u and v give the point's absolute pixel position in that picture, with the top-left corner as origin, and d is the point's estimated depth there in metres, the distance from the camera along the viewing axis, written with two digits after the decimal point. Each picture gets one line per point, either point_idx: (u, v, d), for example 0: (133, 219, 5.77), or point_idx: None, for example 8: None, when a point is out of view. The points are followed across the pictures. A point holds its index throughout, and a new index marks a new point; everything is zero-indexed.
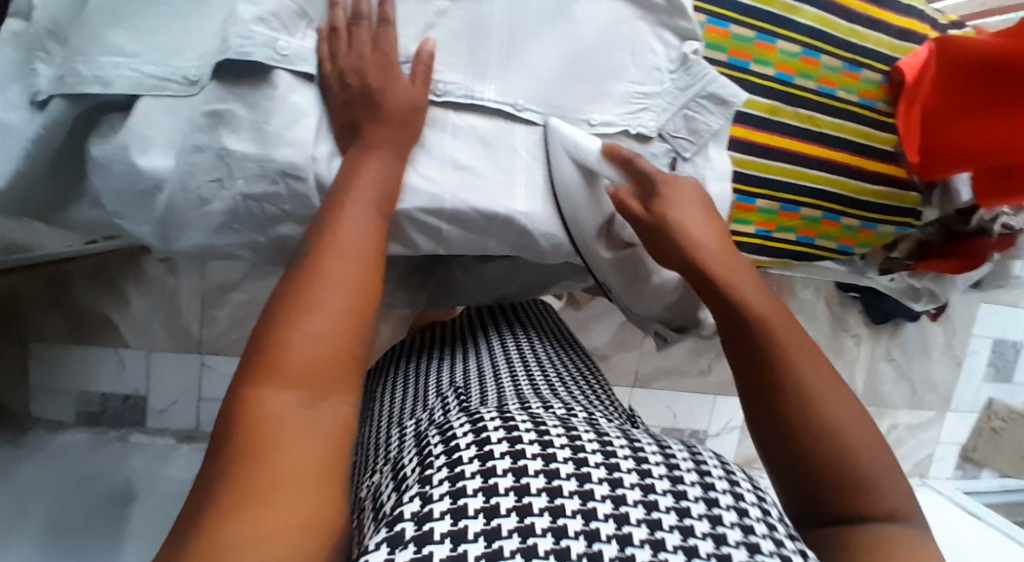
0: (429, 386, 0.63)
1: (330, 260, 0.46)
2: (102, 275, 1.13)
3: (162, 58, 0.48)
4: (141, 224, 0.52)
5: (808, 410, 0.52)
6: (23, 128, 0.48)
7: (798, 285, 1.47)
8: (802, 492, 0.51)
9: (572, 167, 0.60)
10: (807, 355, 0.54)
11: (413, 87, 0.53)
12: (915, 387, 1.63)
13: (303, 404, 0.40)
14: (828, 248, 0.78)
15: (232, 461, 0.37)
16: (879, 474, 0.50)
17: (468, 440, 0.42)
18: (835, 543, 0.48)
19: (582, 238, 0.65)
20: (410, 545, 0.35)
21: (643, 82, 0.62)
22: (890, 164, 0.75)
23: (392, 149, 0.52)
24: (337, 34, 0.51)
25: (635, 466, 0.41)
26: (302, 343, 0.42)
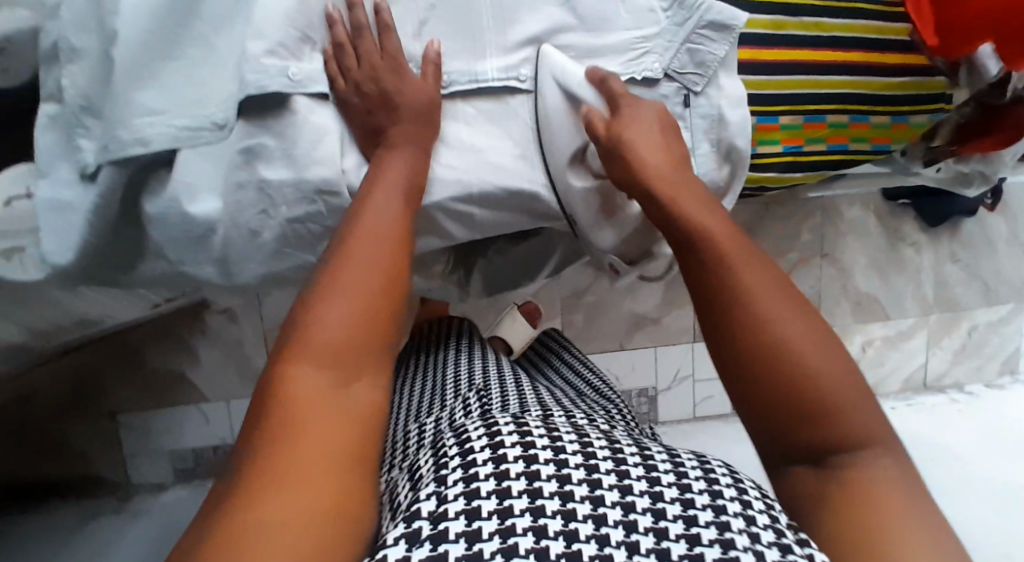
0: (443, 386, 0.66)
1: (359, 246, 0.47)
2: (170, 336, 1.19)
3: (189, 110, 0.51)
4: (204, 267, 0.56)
5: (770, 352, 0.47)
6: (80, 202, 0.53)
7: (843, 203, 1.43)
8: (769, 430, 0.47)
9: (558, 95, 0.60)
10: (766, 284, 0.49)
11: (425, 84, 0.56)
12: (989, 284, 1.57)
13: (337, 384, 0.41)
14: (864, 151, 0.76)
15: (262, 431, 0.38)
16: (850, 402, 0.45)
17: (484, 455, 0.43)
18: (810, 491, 0.45)
19: (556, 169, 0.62)
20: (426, 544, 0.37)
21: (640, 27, 0.63)
22: (910, 54, 0.74)
23: (416, 145, 0.55)
24: (343, 47, 0.54)
25: (647, 488, 0.43)
26: (330, 325, 0.43)
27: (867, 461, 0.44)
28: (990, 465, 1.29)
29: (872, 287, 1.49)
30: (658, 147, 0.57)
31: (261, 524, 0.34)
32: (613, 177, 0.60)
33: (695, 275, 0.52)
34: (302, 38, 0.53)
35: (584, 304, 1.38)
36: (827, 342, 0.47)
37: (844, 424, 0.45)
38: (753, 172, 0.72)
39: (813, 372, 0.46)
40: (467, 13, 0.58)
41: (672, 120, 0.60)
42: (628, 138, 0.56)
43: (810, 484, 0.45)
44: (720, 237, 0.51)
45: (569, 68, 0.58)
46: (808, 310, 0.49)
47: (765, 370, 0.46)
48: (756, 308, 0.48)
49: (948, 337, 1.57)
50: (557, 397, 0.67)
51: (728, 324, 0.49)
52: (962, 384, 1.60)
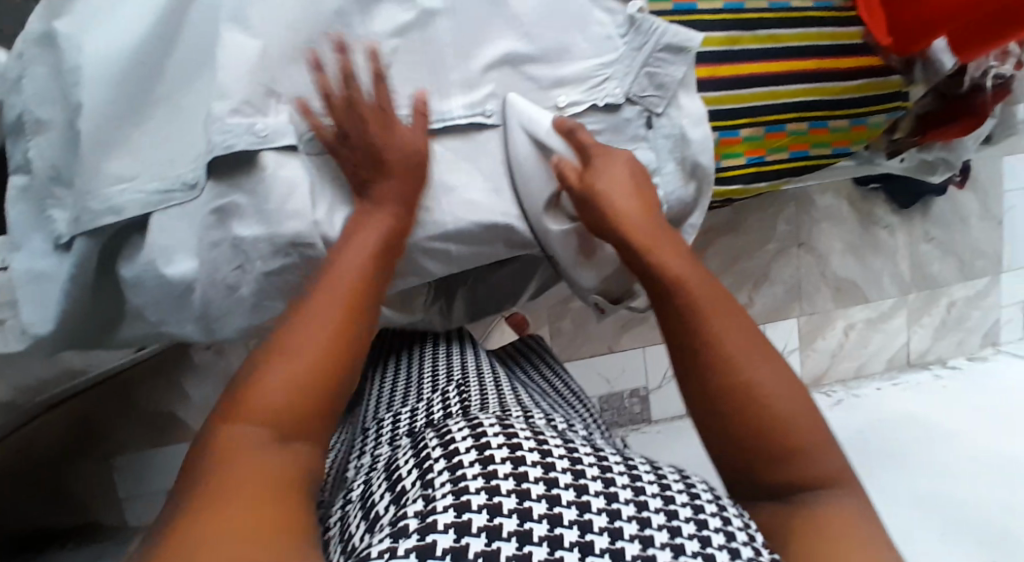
0: (409, 394, 0.68)
1: (314, 306, 0.49)
2: (160, 375, 1.19)
3: (161, 172, 0.52)
4: (186, 324, 0.57)
5: (746, 397, 0.50)
6: (57, 271, 0.53)
7: (815, 193, 1.46)
8: (740, 464, 0.50)
9: (528, 143, 0.61)
10: (738, 329, 0.53)
11: (410, 132, 0.56)
12: (963, 259, 1.60)
13: (273, 439, 0.42)
14: (826, 155, 0.78)
15: (208, 473, 0.39)
16: (814, 443, 0.49)
17: (471, 456, 0.45)
18: (778, 522, 0.48)
19: (531, 213, 0.64)
20: (413, 535, 0.37)
21: (599, 54, 0.64)
22: (865, 57, 0.75)
23: (399, 202, 0.56)
24: (328, 96, 0.54)
25: (632, 497, 0.45)
26: (269, 386, 0.44)
27: (832, 498, 0.48)
28: (977, 437, 1.31)
29: (850, 272, 1.52)
30: (630, 195, 0.59)
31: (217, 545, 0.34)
32: (587, 223, 0.62)
33: (657, 295, 0.56)
34: (266, 94, 0.53)
35: (570, 311, 1.39)
36: (792, 386, 0.51)
37: (814, 466, 0.48)
38: (719, 185, 0.74)
39: (784, 415, 0.49)
40: (428, 53, 0.59)
41: (643, 170, 0.62)
42: (602, 194, 0.59)
43: (772, 515, 0.49)
44: (695, 290, 0.54)
45: (538, 118, 0.60)
46: (776, 359, 0.52)
47: (743, 404, 0.50)
48: (725, 350, 0.51)
49: (928, 315, 1.60)
50: (516, 390, 0.69)
51: (711, 373, 0.51)
52: (945, 359, 1.63)
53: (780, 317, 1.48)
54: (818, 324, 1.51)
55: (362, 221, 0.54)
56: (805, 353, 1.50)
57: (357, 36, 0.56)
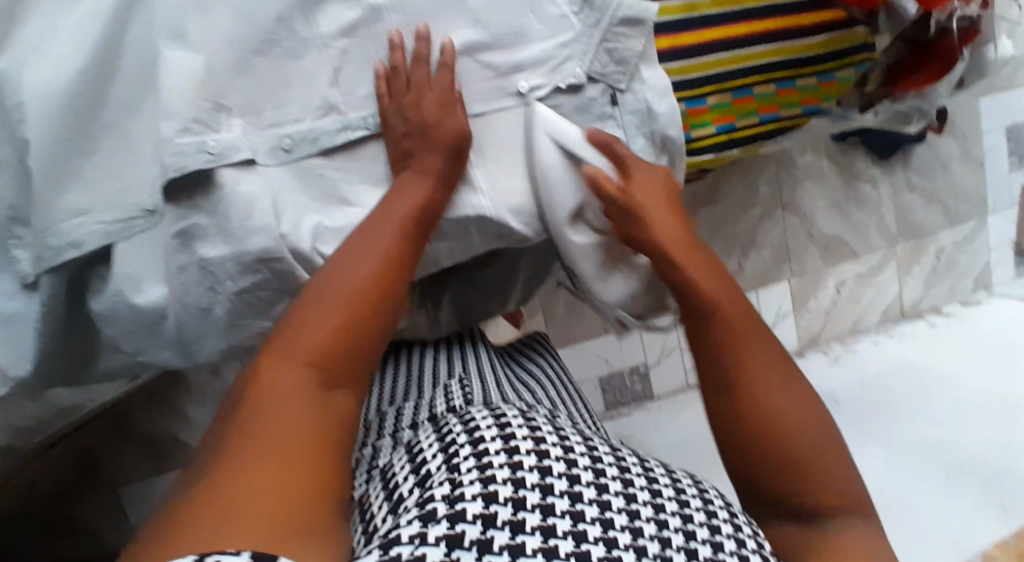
0: (429, 386, 0.69)
1: (341, 277, 0.51)
2: (155, 401, 1.17)
3: (116, 201, 0.51)
4: (162, 351, 0.56)
5: (768, 426, 0.53)
6: (27, 312, 0.52)
7: (795, 152, 1.43)
8: (760, 485, 0.53)
9: (556, 153, 0.62)
10: (768, 362, 0.56)
11: (458, 115, 0.58)
12: (948, 204, 1.59)
13: (319, 386, 0.46)
14: (796, 115, 0.77)
15: (229, 447, 0.40)
16: (837, 473, 0.52)
17: (496, 445, 0.44)
18: (790, 545, 0.51)
19: (555, 225, 0.65)
20: (444, 521, 0.37)
21: (555, 34, 0.62)
22: (825, 12, 0.74)
23: (436, 178, 0.58)
24: (396, 72, 0.57)
25: (650, 499, 0.46)
26: (307, 339, 0.47)
27: (850, 524, 0.50)
28: (974, 381, 1.33)
29: (837, 229, 1.51)
30: (666, 217, 0.63)
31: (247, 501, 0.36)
32: (624, 234, 0.64)
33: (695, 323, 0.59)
34: (214, 108, 0.52)
35: (563, 296, 1.37)
36: (817, 419, 0.54)
37: (833, 493, 0.51)
38: (690, 156, 0.73)
39: (809, 446, 0.52)
40: (378, 51, 0.58)
41: (675, 185, 0.66)
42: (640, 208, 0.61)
43: (795, 534, 0.51)
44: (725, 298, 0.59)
45: (570, 132, 0.61)
46: (808, 394, 0.55)
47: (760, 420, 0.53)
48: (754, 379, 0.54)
49: (918, 264, 1.60)
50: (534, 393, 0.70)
51: (738, 394, 0.54)
52: (939, 306, 1.64)
53: (772, 280, 1.48)
54: (809, 284, 1.51)
55: (396, 194, 0.56)
56: (797, 314, 1.50)
57: (303, 40, 0.55)
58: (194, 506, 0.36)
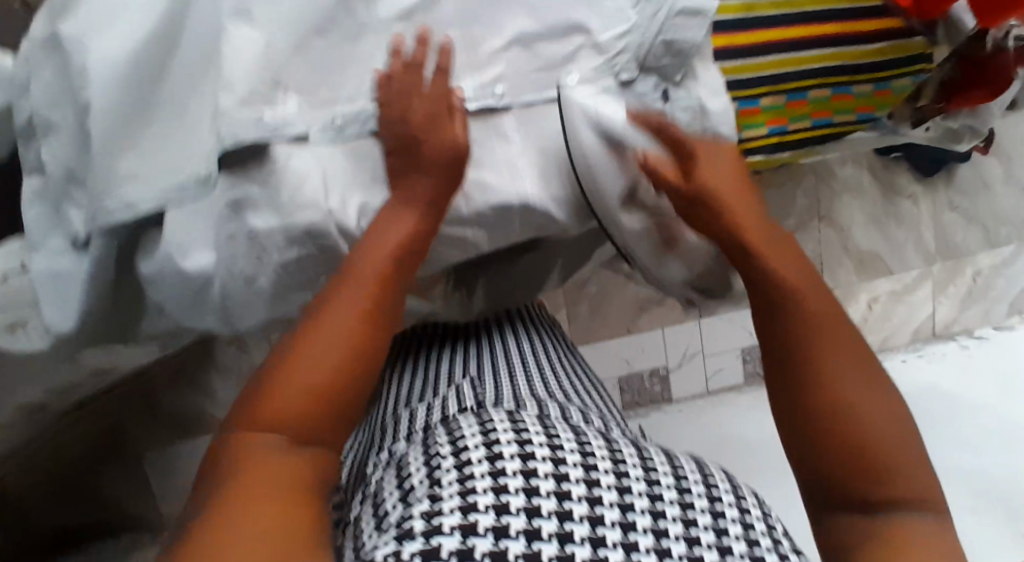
0: (437, 385, 0.70)
1: (344, 296, 0.51)
2: (184, 375, 1.21)
3: (171, 168, 0.52)
4: (207, 317, 0.57)
5: (844, 407, 0.51)
6: (77, 271, 0.53)
7: (836, 163, 1.42)
8: (826, 474, 0.51)
9: (593, 136, 0.60)
10: (841, 344, 0.54)
11: (452, 128, 0.55)
12: (988, 226, 1.55)
13: (288, 445, 0.44)
14: (850, 121, 0.76)
15: (223, 486, 0.41)
16: (908, 460, 0.50)
17: (479, 456, 0.45)
18: (852, 538, 0.49)
19: (608, 209, 0.65)
20: (419, 538, 0.38)
21: (610, 26, 0.62)
22: (885, 19, 0.73)
23: (422, 201, 0.55)
24: (386, 81, 0.54)
25: (645, 490, 0.45)
26: (291, 393, 0.46)
27: (924, 518, 0.48)
28: (1003, 407, 1.30)
29: (873, 243, 1.49)
30: (739, 192, 0.62)
31: (241, 532, 0.37)
32: (693, 220, 0.63)
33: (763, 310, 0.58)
34: (271, 83, 0.53)
35: (587, 293, 1.38)
36: (883, 397, 0.52)
37: (906, 482, 0.49)
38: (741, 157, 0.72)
39: (883, 434, 0.50)
40: (432, 35, 0.58)
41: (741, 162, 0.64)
42: (712, 184, 0.61)
43: (856, 526, 0.49)
44: (799, 289, 0.57)
45: (604, 110, 0.60)
46: (880, 380, 0.53)
47: (828, 420, 0.51)
48: (823, 361, 0.53)
49: (953, 285, 1.56)
50: (548, 378, 0.70)
51: (805, 375, 0.53)
52: (970, 330, 1.60)
53: None
54: (839, 298, 1.49)
55: (406, 191, 0.55)
56: None
57: (361, 20, 0.55)
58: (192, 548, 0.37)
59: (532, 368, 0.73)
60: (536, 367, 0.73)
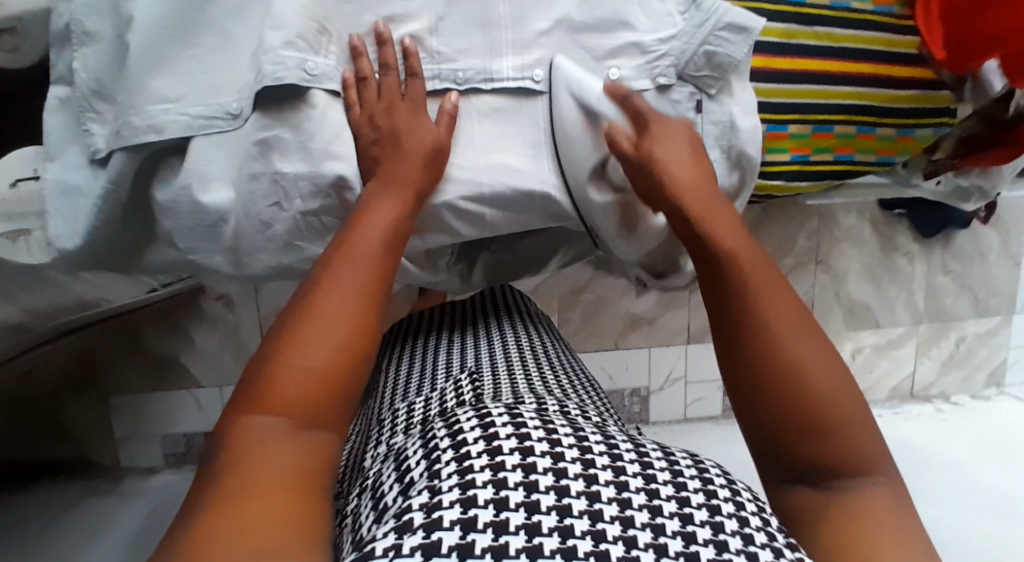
0: (436, 372, 0.70)
1: (342, 274, 0.49)
2: (165, 322, 1.21)
3: (204, 98, 0.52)
4: (215, 255, 0.56)
5: (790, 371, 0.50)
6: (91, 187, 0.52)
7: (840, 211, 1.44)
8: (772, 442, 0.50)
9: (577, 111, 0.60)
10: (789, 311, 0.53)
11: (437, 129, 0.56)
12: (978, 294, 1.57)
13: (292, 427, 0.43)
14: (869, 162, 0.77)
15: (218, 477, 0.40)
16: (860, 431, 0.49)
17: (478, 448, 0.45)
18: (808, 513, 0.48)
19: (576, 184, 0.63)
20: (418, 531, 0.38)
21: (656, 29, 0.63)
22: (918, 68, 0.74)
23: (410, 196, 0.54)
24: (365, 82, 0.55)
25: (642, 485, 0.45)
26: (292, 376, 0.44)
27: (871, 488, 0.48)
28: (967, 469, 1.32)
29: (866, 295, 1.51)
30: (686, 161, 0.60)
31: (234, 521, 0.37)
32: (644, 192, 0.62)
33: (711, 279, 0.56)
34: (319, 31, 0.53)
35: (581, 302, 1.39)
36: (839, 371, 0.51)
37: (856, 455, 0.48)
38: (762, 180, 0.73)
39: (834, 398, 0.49)
40: (482, 10, 0.59)
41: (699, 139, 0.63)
42: (661, 159, 0.59)
43: (809, 500, 0.49)
44: (748, 265, 0.55)
45: (586, 81, 0.59)
46: (832, 353, 0.52)
47: (781, 390, 0.50)
48: (777, 325, 0.52)
49: (936, 347, 1.58)
50: (548, 372, 0.70)
51: (750, 344, 0.52)
52: (948, 394, 1.61)
53: None
54: None
55: (395, 169, 0.54)
56: None
57: None
58: (189, 540, 0.36)
59: (531, 359, 0.73)
60: (535, 359, 0.73)
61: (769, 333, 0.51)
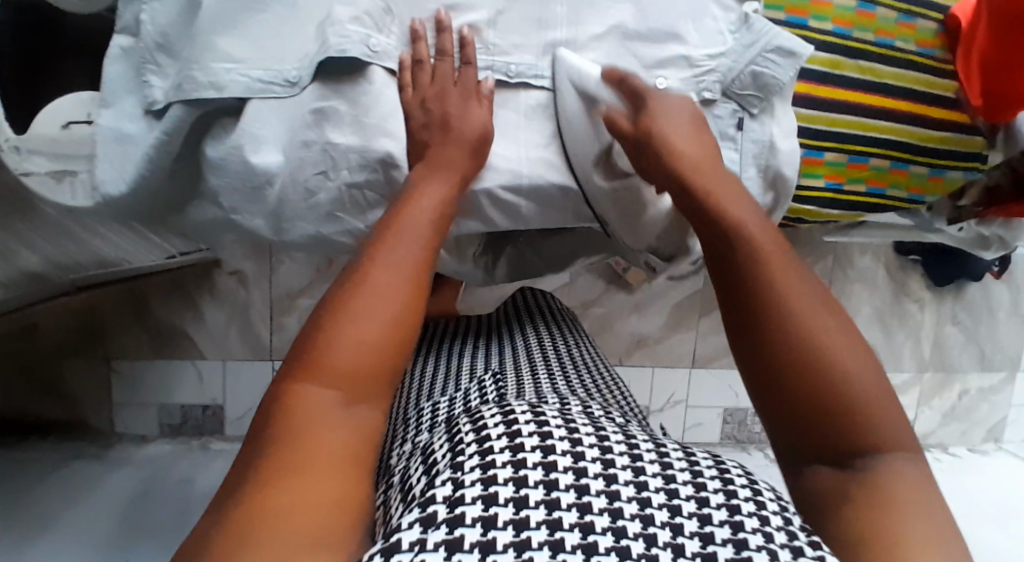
0: (461, 374, 0.70)
1: (385, 253, 0.50)
2: (178, 290, 1.21)
3: (266, 63, 0.52)
4: (256, 218, 0.57)
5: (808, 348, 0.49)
6: (144, 136, 0.53)
7: (856, 252, 1.45)
8: (794, 426, 0.49)
9: (577, 99, 0.60)
10: (799, 286, 0.52)
11: (481, 111, 0.57)
12: (984, 349, 1.58)
13: (342, 403, 0.44)
14: (899, 199, 0.78)
15: (259, 454, 0.40)
16: (872, 399, 0.47)
17: (501, 444, 0.44)
18: (823, 493, 0.46)
19: (580, 164, 0.62)
20: (443, 526, 0.37)
21: (706, 45, 0.64)
22: (954, 111, 0.76)
23: (454, 181, 0.55)
24: (421, 65, 0.56)
25: (663, 484, 0.43)
26: (343, 347, 0.45)
27: (895, 462, 0.45)
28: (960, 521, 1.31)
29: (873, 338, 1.51)
30: (689, 134, 0.59)
31: (284, 494, 0.37)
32: (642, 168, 0.62)
33: (717, 256, 0.56)
34: (384, 11, 0.55)
35: (591, 315, 1.39)
36: (853, 345, 0.49)
37: (874, 427, 0.46)
38: (795, 203, 0.73)
39: (850, 368, 0.48)
40: (542, 8, 0.60)
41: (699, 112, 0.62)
42: (657, 125, 0.58)
43: (829, 480, 0.46)
44: (758, 238, 0.54)
45: (586, 70, 0.59)
46: (844, 322, 0.51)
47: (791, 369, 0.49)
48: (788, 298, 0.51)
49: (939, 397, 1.58)
50: (572, 374, 0.70)
51: (755, 315, 0.51)
52: (945, 446, 1.60)
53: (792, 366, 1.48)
54: None
55: (440, 153, 0.55)
56: None
57: None
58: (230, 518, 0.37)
59: (555, 363, 0.72)
60: (560, 363, 0.72)
61: (790, 306, 0.50)
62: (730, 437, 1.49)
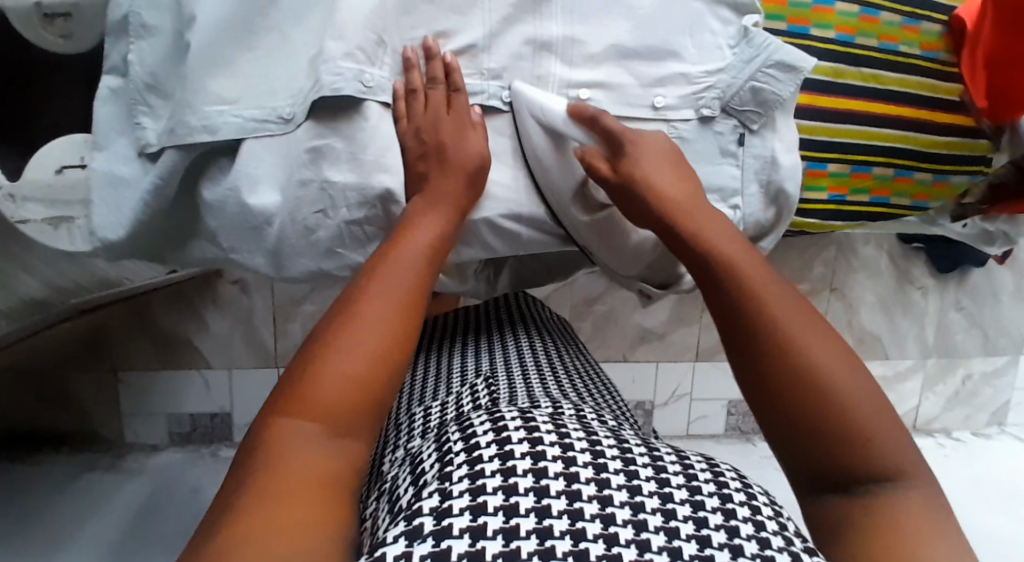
0: (453, 376, 0.70)
1: (377, 277, 0.51)
2: (182, 301, 1.22)
3: (259, 102, 0.52)
4: (256, 256, 0.57)
5: (817, 387, 0.50)
6: (139, 179, 0.53)
7: (858, 242, 1.45)
8: (805, 460, 0.49)
9: (541, 133, 0.58)
10: (800, 320, 0.53)
11: (476, 140, 0.56)
12: (988, 333, 1.57)
13: (325, 432, 0.44)
14: (903, 206, 0.77)
15: (248, 479, 0.41)
16: (876, 425, 0.49)
17: (490, 451, 0.45)
18: (833, 520, 0.47)
19: (558, 195, 0.61)
20: (429, 538, 0.37)
21: (706, 61, 0.62)
22: (957, 114, 0.74)
23: (451, 210, 0.55)
24: (414, 94, 0.55)
25: (656, 489, 0.44)
26: (332, 379, 0.45)
27: (907, 490, 0.47)
28: (967, 509, 1.32)
29: (877, 326, 1.51)
30: (667, 166, 0.60)
31: (268, 521, 0.38)
32: (625, 208, 0.62)
33: (711, 288, 0.57)
34: (377, 42, 0.54)
35: (594, 313, 1.39)
36: (848, 367, 0.51)
37: (881, 453, 0.48)
38: (797, 217, 0.72)
39: (858, 403, 0.49)
40: (539, 28, 0.58)
41: (682, 157, 0.61)
42: (638, 165, 0.58)
43: (838, 508, 0.48)
44: (739, 266, 0.56)
45: (548, 105, 0.57)
46: (841, 347, 0.52)
47: (804, 409, 0.49)
48: (780, 334, 0.52)
49: (943, 383, 1.58)
50: (565, 378, 0.70)
51: (761, 354, 0.52)
52: (950, 430, 1.61)
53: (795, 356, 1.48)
54: None
55: (436, 184, 0.55)
56: None
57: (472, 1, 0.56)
58: (216, 543, 0.37)
59: (548, 364, 0.73)
60: (553, 365, 0.72)
61: (786, 344, 0.52)
62: (735, 428, 1.50)
